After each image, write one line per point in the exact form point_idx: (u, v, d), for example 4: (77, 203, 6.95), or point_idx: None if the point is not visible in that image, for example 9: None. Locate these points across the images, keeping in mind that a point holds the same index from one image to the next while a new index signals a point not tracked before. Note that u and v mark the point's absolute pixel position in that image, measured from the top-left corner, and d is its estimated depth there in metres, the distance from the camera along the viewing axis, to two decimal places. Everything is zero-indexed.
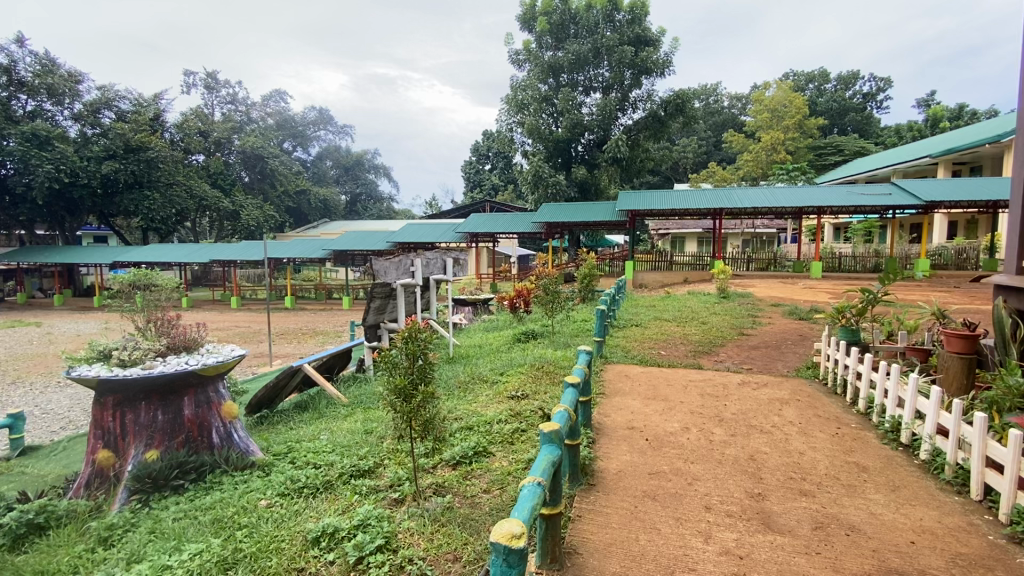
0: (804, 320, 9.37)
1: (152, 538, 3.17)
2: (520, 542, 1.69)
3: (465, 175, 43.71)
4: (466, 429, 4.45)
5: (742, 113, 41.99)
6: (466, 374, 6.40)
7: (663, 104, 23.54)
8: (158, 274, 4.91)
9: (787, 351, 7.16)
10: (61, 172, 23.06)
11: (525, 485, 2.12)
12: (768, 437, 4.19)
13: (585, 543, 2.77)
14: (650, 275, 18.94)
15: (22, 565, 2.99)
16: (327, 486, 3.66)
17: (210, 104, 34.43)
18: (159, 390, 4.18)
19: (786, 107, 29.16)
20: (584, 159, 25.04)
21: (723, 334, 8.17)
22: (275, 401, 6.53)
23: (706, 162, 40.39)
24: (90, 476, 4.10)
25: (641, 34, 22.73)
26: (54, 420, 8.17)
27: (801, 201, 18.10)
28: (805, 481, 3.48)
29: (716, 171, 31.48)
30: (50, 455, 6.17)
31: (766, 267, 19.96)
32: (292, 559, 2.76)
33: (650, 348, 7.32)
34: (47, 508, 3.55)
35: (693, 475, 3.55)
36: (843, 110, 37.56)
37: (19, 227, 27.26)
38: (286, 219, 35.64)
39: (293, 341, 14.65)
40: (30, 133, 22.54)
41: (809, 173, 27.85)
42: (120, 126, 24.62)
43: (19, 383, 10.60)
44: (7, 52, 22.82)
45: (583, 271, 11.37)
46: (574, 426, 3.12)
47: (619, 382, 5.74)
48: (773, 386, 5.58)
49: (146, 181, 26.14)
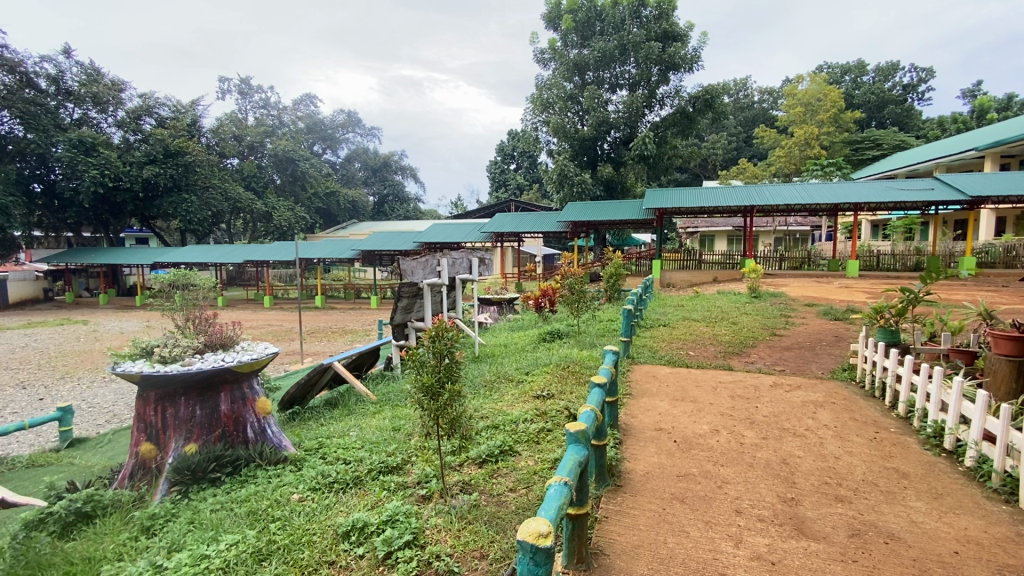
0: (840, 321, 9.10)
1: (191, 529, 3.29)
2: (547, 541, 1.68)
3: (491, 175, 43.85)
4: (492, 428, 4.46)
5: (774, 107, 40.94)
6: (492, 373, 6.40)
7: (691, 100, 23.14)
8: (196, 275, 5.17)
9: (822, 351, 6.97)
10: (106, 177, 24.14)
11: (551, 484, 2.11)
12: (802, 441, 4.07)
13: (612, 545, 2.75)
14: (677, 275, 18.67)
15: (71, 551, 3.15)
16: (356, 482, 3.73)
17: (243, 109, 35.55)
18: (197, 386, 4.31)
19: (820, 101, 28.26)
20: (610, 157, 24.73)
21: (754, 334, 8.00)
22: (307, 397, 6.68)
23: (736, 158, 39.55)
24: (133, 468, 4.28)
25: (669, 30, 22.39)
26: (99, 414, 8.55)
27: (836, 197, 17.51)
28: (842, 486, 3.37)
29: (747, 167, 30.72)
30: (97, 447, 6.46)
31: (800, 266, 19.40)
32: (324, 552, 2.83)
33: (679, 348, 7.21)
34: (94, 497, 3.72)
35: (724, 478, 3.48)
36: (882, 103, 36.21)
37: (68, 229, 28.64)
38: (317, 220, 36.41)
39: (323, 339, 14.99)
40: (76, 140, 23.71)
41: (846, 168, 26.92)
42: (160, 132, 25.74)
43: (68, 378, 11.16)
44: (55, 64, 24.12)
45: (610, 270, 11.24)
46: (601, 426, 3.11)
47: (647, 382, 5.69)
48: (807, 387, 5.43)
49: (184, 185, 27.12)
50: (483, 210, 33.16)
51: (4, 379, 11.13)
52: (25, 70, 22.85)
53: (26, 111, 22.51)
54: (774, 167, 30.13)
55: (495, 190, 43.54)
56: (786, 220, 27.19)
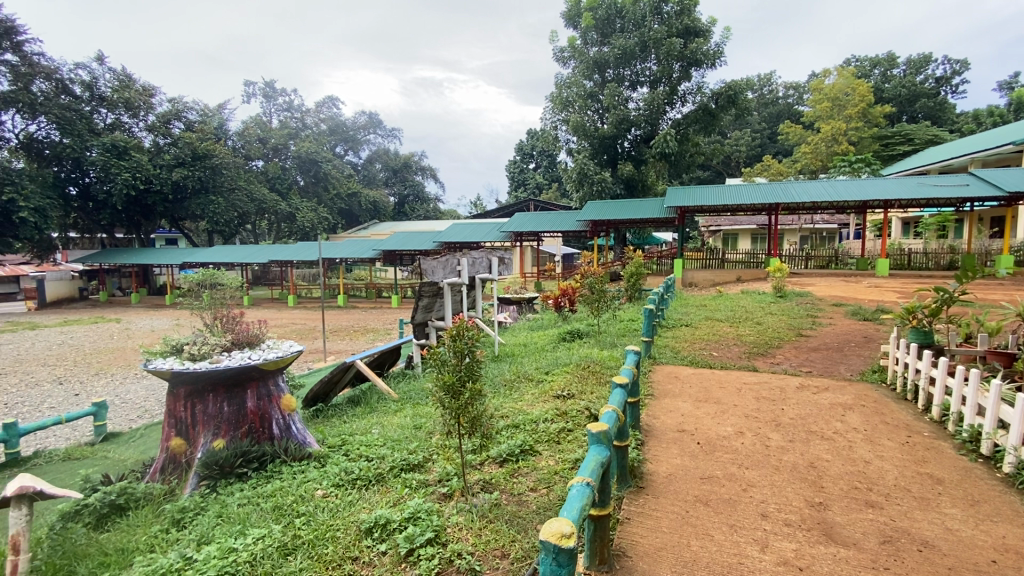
0: (869, 321, 8.85)
1: (219, 522, 3.38)
2: (570, 542, 1.67)
3: (510, 175, 43.90)
4: (513, 427, 4.46)
5: (799, 102, 40.03)
6: (511, 373, 6.39)
7: (714, 96, 22.77)
8: (223, 274, 5.26)
9: (851, 352, 6.78)
10: (137, 180, 24.91)
11: (573, 485, 2.10)
12: (831, 445, 3.98)
13: (634, 546, 2.73)
14: (699, 274, 18.40)
15: (105, 542, 3.26)
16: (379, 478, 3.78)
17: (268, 112, 36.26)
18: (225, 383, 4.41)
19: (848, 96, 27.47)
20: (630, 155, 24.48)
21: (779, 335, 7.82)
22: (330, 395, 6.77)
23: (760, 155, 38.82)
24: (164, 462, 4.41)
25: (691, 25, 22.11)
26: (131, 409, 8.83)
27: (866, 194, 17.01)
28: (872, 492, 3.27)
29: (772, 164, 30.10)
30: (129, 442, 6.66)
31: (827, 265, 18.94)
32: (347, 548, 2.87)
33: (702, 349, 7.09)
34: (127, 490, 3.85)
35: (749, 481, 3.42)
36: (913, 96, 35.06)
37: (101, 230, 29.65)
38: (339, 220, 36.90)
39: (345, 337, 15.21)
40: (110, 144, 24.56)
41: (875, 164, 26.13)
42: (189, 136, 26.48)
43: (103, 374, 11.57)
44: (90, 71, 25.02)
45: (630, 270, 11.12)
46: (623, 427, 3.08)
47: (669, 382, 5.63)
48: (835, 389, 5.29)
49: (212, 187, 27.85)
50: (502, 210, 33.24)
51: (42, 375, 11.55)
52: (61, 77, 23.79)
53: (63, 117, 23.39)
54: (800, 163, 29.42)
55: (514, 189, 43.61)
56: (812, 218, 26.57)
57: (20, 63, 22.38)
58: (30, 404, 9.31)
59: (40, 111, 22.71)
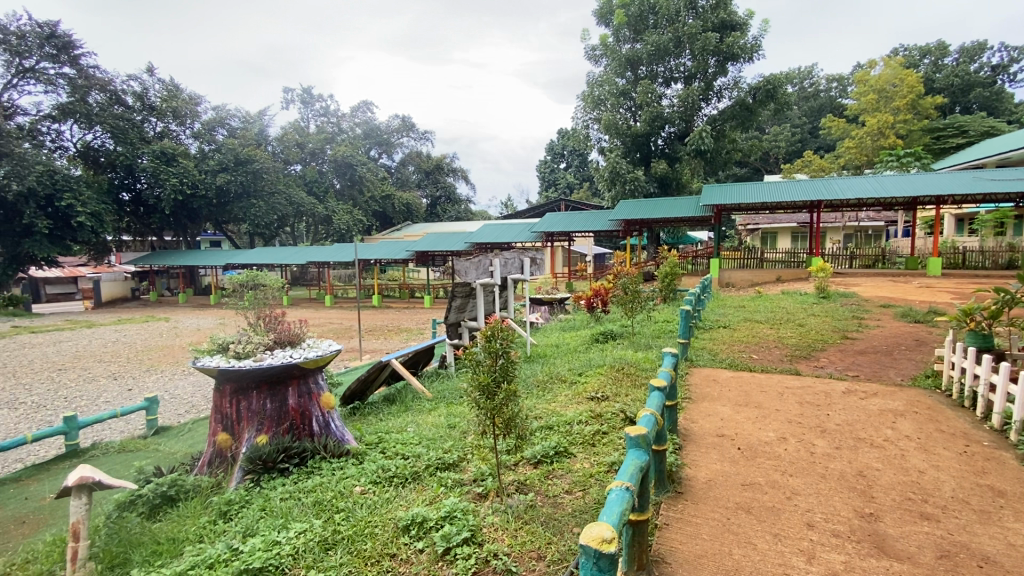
0: (921, 323, 8.40)
1: (263, 515, 3.49)
2: (611, 548, 1.64)
3: (541, 175, 43.91)
4: (547, 428, 4.45)
5: (842, 95, 38.48)
6: (544, 373, 6.40)
7: (751, 91, 22.16)
8: (265, 276, 5.36)
9: (901, 356, 6.45)
10: (184, 185, 26.20)
11: (612, 488, 2.07)
12: (880, 453, 3.80)
13: (673, 552, 2.68)
14: (737, 274, 17.89)
15: (158, 531, 3.42)
16: (415, 476, 3.84)
17: (305, 118, 37.34)
18: (268, 381, 4.55)
19: (896, 87, 26.23)
20: (664, 153, 24.03)
21: (823, 338, 7.51)
22: (367, 393, 6.90)
23: (800, 151, 37.58)
24: (212, 456, 4.59)
25: (727, 19, 21.66)
26: (179, 404, 9.25)
27: (916, 189, 16.17)
28: (926, 503, 3.10)
29: (813, 160, 29.06)
30: (179, 435, 6.98)
31: (873, 264, 18.22)
32: (385, 544, 2.92)
33: (740, 351, 6.91)
34: (177, 482, 4.03)
35: (793, 490, 3.30)
36: (967, 86, 33.18)
37: (152, 233, 31.17)
38: (374, 222, 37.58)
39: (380, 337, 15.51)
40: (159, 151, 25.90)
41: (926, 158, 24.85)
42: (232, 142, 27.72)
43: (154, 370, 12.18)
44: (141, 82, 26.43)
45: (665, 270, 10.90)
46: (661, 431, 3.02)
47: (707, 386, 5.48)
48: (884, 395, 5.05)
49: (253, 191, 28.92)
50: (533, 210, 33.22)
51: (98, 371, 12.21)
52: (114, 88, 25.18)
53: (116, 126, 24.77)
54: (843, 158, 28.31)
55: (545, 190, 43.70)
56: (857, 215, 25.49)
57: (78, 76, 23.79)
58: (88, 398, 9.87)
59: (96, 121, 24.12)
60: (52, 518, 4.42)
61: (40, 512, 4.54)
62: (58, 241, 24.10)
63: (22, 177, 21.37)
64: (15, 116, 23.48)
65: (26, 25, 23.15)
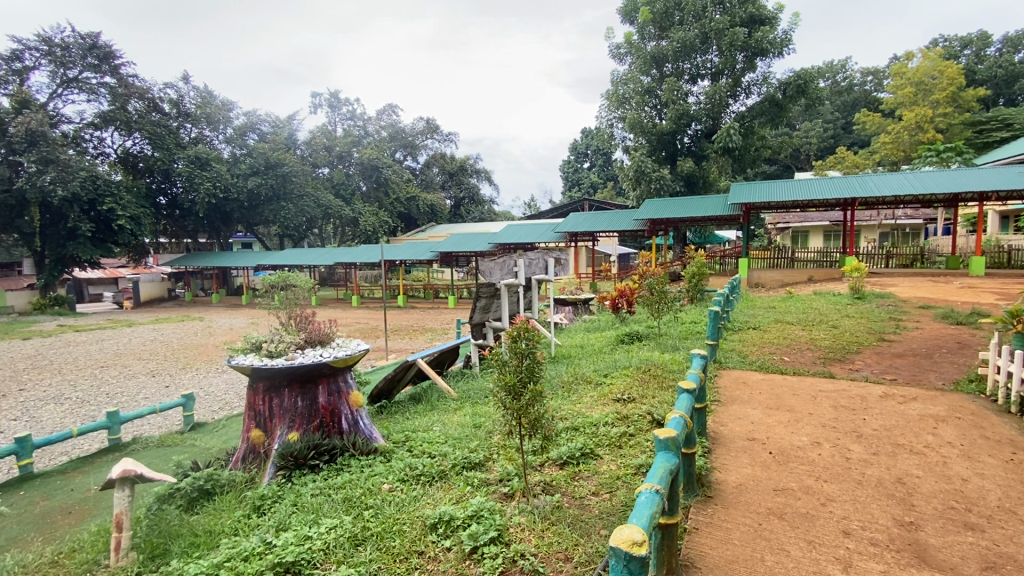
0: (963, 325, 8.07)
1: (295, 511, 3.57)
2: (642, 550, 1.63)
3: (565, 175, 43.83)
4: (572, 429, 4.44)
5: (878, 88, 37.25)
6: (569, 374, 6.40)
7: (782, 86, 21.63)
8: (295, 276, 5.44)
9: (942, 359, 6.22)
10: (217, 189, 27.07)
11: (641, 491, 2.05)
12: (921, 459, 3.66)
13: (704, 558, 2.63)
14: (766, 274, 17.50)
15: (196, 524, 3.53)
16: (441, 475, 3.87)
17: (333, 121, 38.06)
18: (300, 379, 4.66)
19: (935, 79, 25.30)
20: (690, 151, 23.65)
21: (858, 339, 7.28)
22: (393, 392, 7.00)
23: (832, 147, 36.52)
24: (245, 452, 4.71)
25: (755, 14, 21.23)
26: (214, 401, 9.57)
27: (957, 185, 15.53)
28: (971, 512, 2.98)
29: (847, 157, 28.21)
30: (213, 432, 7.20)
31: (911, 264, 17.59)
32: (413, 542, 2.96)
33: (771, 353, 6.75)
34: (213, 476, 4.16)
35: (828, 496, 3.21)
36: (1012, 77, 31.68)
37: (187, 235, 32.21)
38: (399, 224, 38.04)
39: (406, 336, 15.70)
40: (194, 157, 26.82)
41: (968, 153, 23.80)
42: (262, 146, 28.47)
43: (189, 368, 12.63)
44: (177, 89, 27.44)
45: (692, 269, 10.72)
46: (691, 434, 2.98)
47: (737, 389, 5.37)
48: (925, 400, 4.86)
49: (283, 194, 29.67)
50: (556, 210, 33.18)
51: (138, 368, 12.72)
52: (152, 96, 26.11)
53: (154, 133, 25.79)
54: (879, 154, 27.41)
55: (569, 189, 43.64)
56: (893, 213, 24.64)
57: (118, 85, 24.71)
58: (128, 395, 10.30)
59: (135, 128, 25.03)
60: (96, 509, 4.62)
61: (86, 503, 4.76)
62: (100, 243, 25.19)
63: (67, 182, 22.35)
64: (61, 124, 24.56)
65: (70, 37, 24.25)
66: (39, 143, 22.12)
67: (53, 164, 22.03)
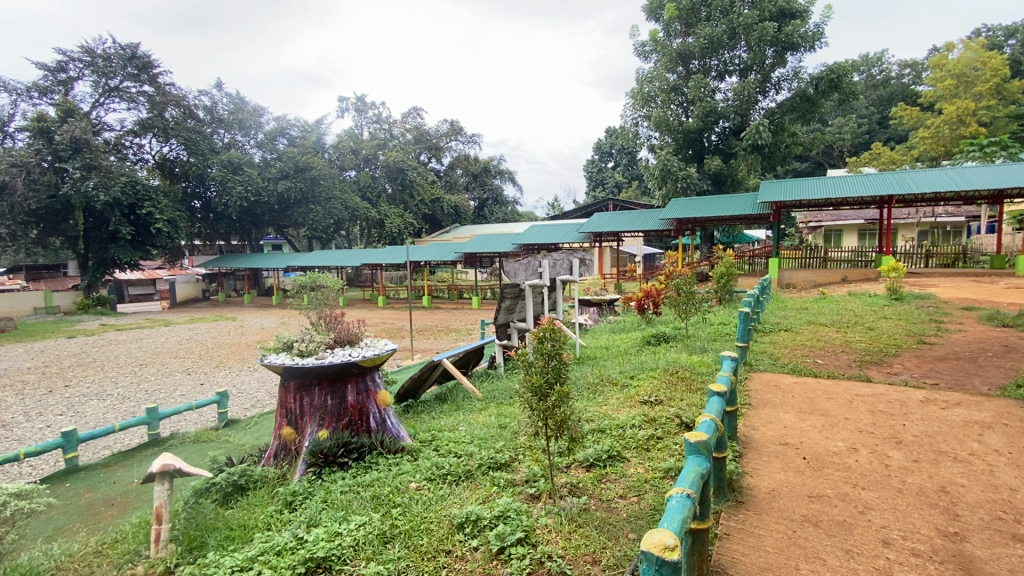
0: (1010, 327, 7.69)
1: (325, 508, 3.63)
2: (674, 555, 1.61)
3: (589, 175, 43.59)
4: (598, 431, 4.40)
5: (916, 81, 35.90)
6: (595, 375, 6.36)
7: (814, 81, 21.03)
8: (323, 278, 5.50)
9: (987, 363, 5.93)
10: (249, 192, 27.84)
11: (672, 495, 2.02)
12: (965, 467, 3.50)
13: (735, 565, 2.58)
14: (798, 274, 17.00)
15: (230, 518, 3.63)
16: (467, 475, 3.89)
17: (359, 125, 38.68)
18: (330, 377, 4.76)
19: (977, 71, 24.28)
20: (718, 149, 23.20)
21: (896, 342, 7.02)
22: (419, 392, 7.06)
23: (867, 143, 35.39)
24: (277, 448, 4.82)
25: (785, 7, 20.69)
26: (246, 399, 9.84)
27: (1003, 180, 14.82)
28: (1020, 524, 2.84)
29: (883, 153, 27.26)
30: (246, 429, 7.40)
31: (952, 263, 16.88)
32: (440, 540, 2.98)
33: (804, 356, 6.57)
34: (246, 472, 4.27)
35: (865, 503, 3.11)
36: None
37: (220, 237, 33.19)
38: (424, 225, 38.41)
39: (431, 337, 15.82)
40: (227, 162, 27.67)
41: (1014, 147, 22.70)
42: (291, 150, 29.22)
43: (222, 366, 12.99)
44: (211, 96, 28.37)
45: (720, 270, 10.52)
46: (722, 437, 2.92)
47: (769, 392, 5.24)
48: (969, 405, 4.65)
49: (311, 197, 30.35)
50: (580, 210, 33.01)
51: (175, 366, 13.18)
52: (187, 103, 26.99)
53: (190, 139, 26.70)
54: (917, 150, 26.34)
55: (593, 189, 43.40)
56: (933, 210, 23.68)
57: (157, 94, 25.59)
58: (166, 391, 10.67)
59: (172, 134, 25.90)
60: (137, 501, 4.81)
61: (127, 496, 4.95)
62: (139, 246, 26.19)
63: (108, 188, 23.27)
64: (103, 131, 25.61)
65: (111, 48, 25.31)
66: (83, 151, 23.14)
67: (95, 170, 22.96)
